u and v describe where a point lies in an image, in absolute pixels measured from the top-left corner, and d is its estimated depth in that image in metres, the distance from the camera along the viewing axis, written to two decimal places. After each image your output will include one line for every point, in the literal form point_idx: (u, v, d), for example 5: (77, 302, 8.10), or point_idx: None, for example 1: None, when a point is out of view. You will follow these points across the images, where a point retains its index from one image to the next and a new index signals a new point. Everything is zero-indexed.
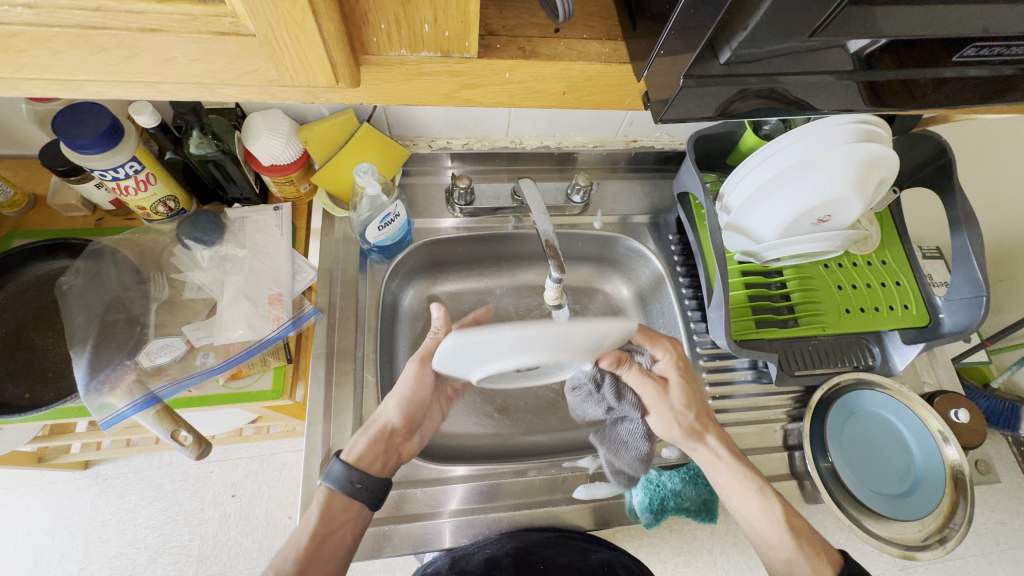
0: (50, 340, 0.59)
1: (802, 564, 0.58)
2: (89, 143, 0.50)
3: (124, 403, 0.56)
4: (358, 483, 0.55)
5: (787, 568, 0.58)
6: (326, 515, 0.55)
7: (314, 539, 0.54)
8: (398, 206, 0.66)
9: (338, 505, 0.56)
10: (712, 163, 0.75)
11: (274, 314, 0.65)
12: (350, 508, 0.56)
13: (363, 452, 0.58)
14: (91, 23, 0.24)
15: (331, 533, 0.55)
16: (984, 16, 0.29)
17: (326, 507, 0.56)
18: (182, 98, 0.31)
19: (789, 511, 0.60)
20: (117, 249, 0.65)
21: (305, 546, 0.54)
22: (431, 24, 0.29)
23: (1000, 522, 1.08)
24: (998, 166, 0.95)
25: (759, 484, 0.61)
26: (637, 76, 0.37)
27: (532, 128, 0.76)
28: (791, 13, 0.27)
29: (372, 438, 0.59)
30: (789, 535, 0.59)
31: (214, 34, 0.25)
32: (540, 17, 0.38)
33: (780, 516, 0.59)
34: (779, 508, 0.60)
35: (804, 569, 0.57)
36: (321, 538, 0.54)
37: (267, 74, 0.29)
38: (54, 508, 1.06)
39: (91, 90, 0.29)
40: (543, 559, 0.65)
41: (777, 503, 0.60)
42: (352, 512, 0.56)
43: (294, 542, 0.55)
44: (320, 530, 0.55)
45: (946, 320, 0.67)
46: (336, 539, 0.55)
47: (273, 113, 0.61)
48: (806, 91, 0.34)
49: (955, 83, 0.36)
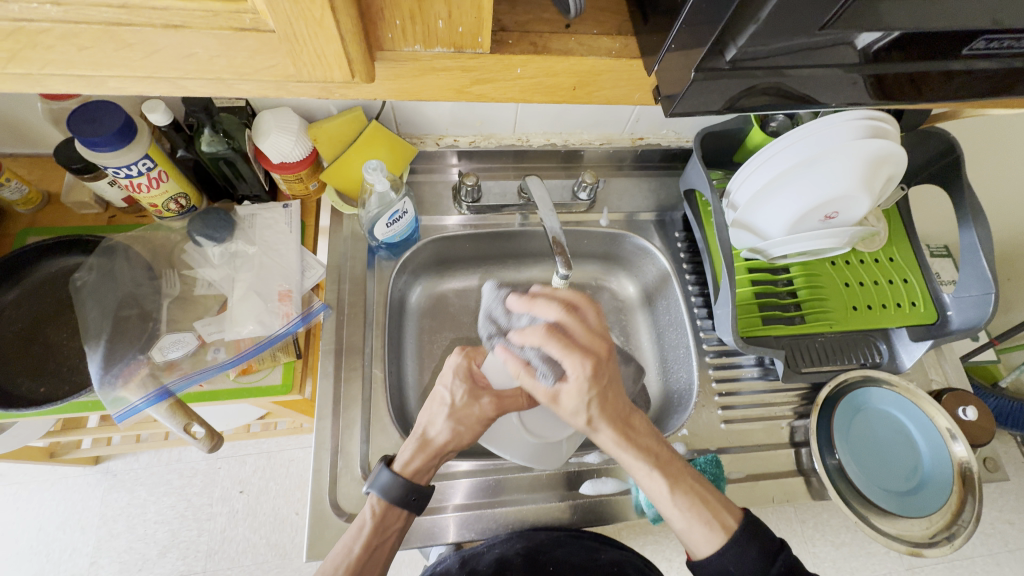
0: (65, 335, 0.60)
1: (692, 536, 0.52)
2: (102, 141, 0.50)
3: (137, 396, 0.57)
4: (413, 496, 0.55)
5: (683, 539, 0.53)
6: (379, 526, 0.55)
7: (367, 549, 0.54)
8: (405, 203, 0.67)
9: (392, 517, 0.56)
10: (719, 160, 0.75)
11: (283, 311, 0.65)
12: (403, 516, 0.56)
13: (418, 465, 0.57)
14: (116, 20, 0.24)
15: (383, 543, 0.55)
16: (995, 9, 0.29)
17: (380, 518, 0.55)
18: (200, 94, 0.32)
19: (681, 488, 0.53)
20: (130, 246, 0.66)
21: (357, 556, 0.53)
22: (445, 20, 0.30)
23: (1008, 522, 1.07)
24: (1007, 163, 0.94)
25: (653, 457, 0.54)
26: (648, 71, 0.38)
27: (538, 124, 0.76)
28: (804, 7, 0.27)
29: (430, 454, 0.58)
30: (676, 510, 0.53)
31: (235, 30, 0.26)
32: (551, 12, 0.38)
33: (669, 497, 0.53)
34: (670, 489, 0.53)
35: (694, 540, 0.52)
36: (373, 548, 0.54)
37: (285, 70, 0.30)
38: (65, 503, 1.07)
39: (112, 86, 0.30)
40: (554, 560, 0.63)
41: (670, 483, 0.53)
42: (403, 519, 0.57)
43: (344, 552, 0.54)
44: (373, 540, 0.54)
45: (955, 317, 0.66)
46: (386, 548, 0.55)
47: (283, 111, 0.62)
48: (813, 85, 0.34)
49: (965, 76, 0.36)
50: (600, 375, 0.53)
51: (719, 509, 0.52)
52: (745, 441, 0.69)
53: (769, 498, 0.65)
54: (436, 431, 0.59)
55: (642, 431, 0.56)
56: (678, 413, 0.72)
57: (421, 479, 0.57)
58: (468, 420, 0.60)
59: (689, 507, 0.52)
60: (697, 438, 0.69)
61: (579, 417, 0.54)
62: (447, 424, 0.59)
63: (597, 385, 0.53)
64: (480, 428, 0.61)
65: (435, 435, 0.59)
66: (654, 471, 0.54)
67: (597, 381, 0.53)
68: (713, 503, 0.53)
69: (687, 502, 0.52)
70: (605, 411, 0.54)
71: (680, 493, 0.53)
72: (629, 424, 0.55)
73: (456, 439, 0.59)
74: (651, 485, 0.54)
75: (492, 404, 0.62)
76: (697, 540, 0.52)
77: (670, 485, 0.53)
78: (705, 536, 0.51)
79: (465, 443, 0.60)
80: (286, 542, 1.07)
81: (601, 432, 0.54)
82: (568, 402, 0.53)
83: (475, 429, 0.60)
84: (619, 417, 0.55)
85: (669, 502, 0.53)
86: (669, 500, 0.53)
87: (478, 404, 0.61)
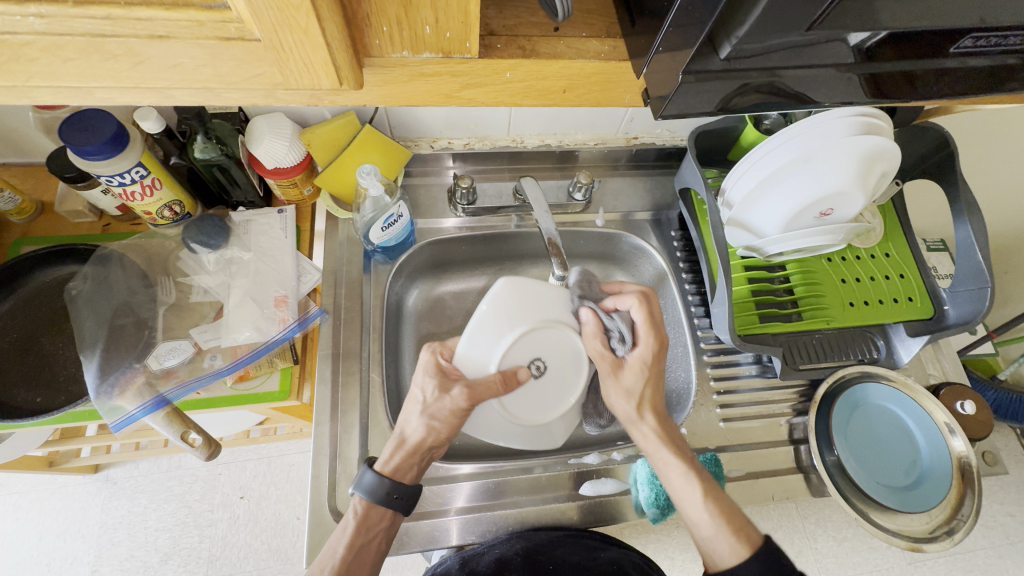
0: (61, 344, 0.60)
1: (717, 547, 0.52)
2: (95, 150, 0.50)
3: (134, 405, 0.57)
4: (395, 494, 0.55)
5: (707, 552, 0.54)
6: (362, 526, 0.55)
7: (352, 549, 0.54)
8: (401, 206, 0.66)
9: (375, 515, 0.56)
10: (713, 158, 0.75)
11: (280, 316, 0.65)
12: (386, 515, 0.56)
13: (399, 463, 0.57)
14: (100, 31, 0.24)
15: (369, 542, 0.55)
16: (981, 7, 0.29)
17: (362, 518, 0.55)
18: (189, 103, 0.32)
19: (713, 494, 0.56)
20: (125, 254, 0.65)
21: (342, 558, 0.53)
22: (432, 25, 0.30)
23: (1009, 515, 1.07)
24: (1002, 157, 0.94)
25: (689, 460, 0.58)
26: (636, 73, 0.38)
27: (532, 126, 0.76)
28: (789, 8, 0.27)
29: (408, 452, 0.58)
30: (707, 516, 0.54)
31: (220, 39, 0.26)
32: (539, 15, 0.38)
33: (699, 501, 0.55)
34: (701, 493, 0.56)
35: (719, 552, 0.52)
36: (358, 549, 0.54)
37: (272, 78, 0.30)
38: (65, 512, 1.07)
39: (100, 96, 0.29)
40: (554, 559, 0.61)
41: (702, 487, 0.56)
42: (388, 519, 0.56)
43: (329, 554, 0.54)
44: (357, 541, 0.54)
45: (951, 312, 0.66)
46: (371, 549, 0.55)
47: (276, 116, 0.62)
48: (805, 83, 0.35)
49: (956, 73, 0.36)
50: (660, 357, 0.64)
51: (745, 523, 0.54)
52: (744, 439, 0.69)
53: (768, 496, 0.65)
54: (412, 430, 0.58)
55: (676, 432, 0.62)
56: (676, 411, 0.72)
57: (403, 478, 0.57)
58: (443, 415, 0.58)
59: (719, 514, 0.54)
60: (696, 436, 0.69)
61: (632, 399, 0.61)
62: (421, 422, 0.58)
63: (655, 367, 0.63)
64: (458, 419, 0.58)
65: (410, 433, 0.58)
66: (688, 472, 0.57)
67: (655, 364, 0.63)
68: (740, 518, 0.54)
69: (717, 509, 0.55)
70: (653, 403, 0.62)
71: (712, 498, 0.55)
72: (669, 427, 0.61)
73: (434, 435, 0.58)
74: (682, 488, 0.57)
75: (463, 394, 0.58)
76: (722, 551, 0.52)
77: (703, 490, 0.56)
78: (730, 545, 0.52)
79: (445, 437, 0.58)
80: (287, 547, 1.07)
81: (645, 422, 0.61)
82: (630, 373, 0.62)
83: (453, 422, 0.58)
84: (662, 411, 0.62)
85: (699, 505, 0.55)
86: (700, 503, 0.55)
87: (450, 396, 0.58)
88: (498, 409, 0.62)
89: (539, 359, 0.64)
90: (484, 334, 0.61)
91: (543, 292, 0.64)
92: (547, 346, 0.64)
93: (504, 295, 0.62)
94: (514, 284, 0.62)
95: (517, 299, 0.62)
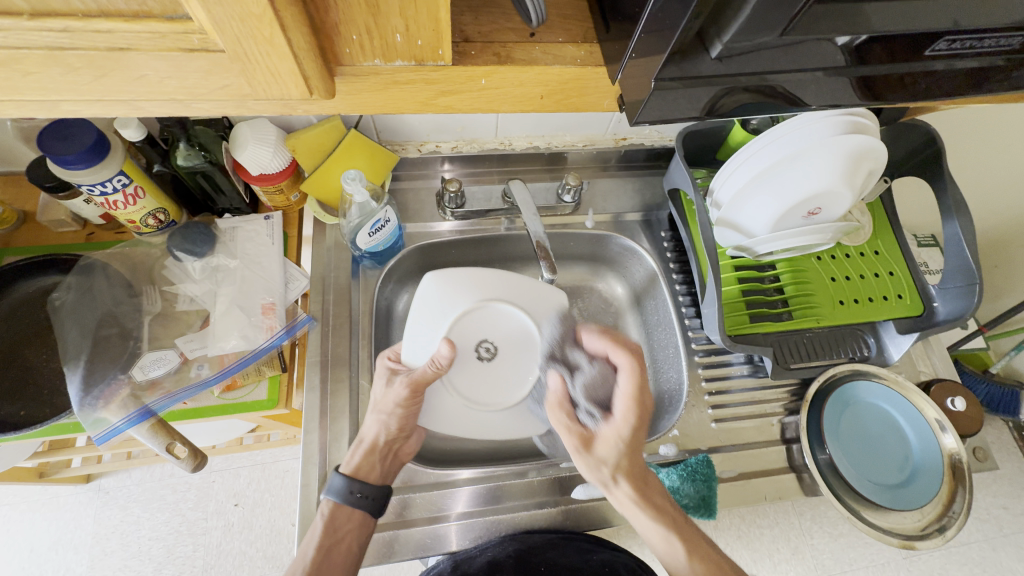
0: (44, 357, 0.59)
1: None
2: (75, 159, 0.50)
3: (118, 417, 0.57)
4: (357, 493, 0.56)
5: None
6: (329, 527, 0.56)
7: (320, 551, 0.55)
8: (388, 211, 0.66)
9: (343, 516, 0.56)
10: (702, 158, 0.75)
11: (267, 324, 0.64)
12: (353, 517, 0.56)
13: (361, 462, 0.58)
14: (59, 44, 0.24)
15: (337, 543, 0.55)
16: (951, 11, 0.30)
17: (330, 519, 0.56)
18: (160, 114, 0.31)
19: (698, 545, 0.56)
20: (109, 263, 0.65)
21: (311, 559, 0.55)
22: (403, 33, 0.30)
23: (1002, 507, 1.07)
24: (988, 153, 0.95)
25: (669, 515, 0.57)
26: (612, 79, 0.37)
27: (520, 128, 0.76)
28: (763, 8, 0.27)
29: (367, 450, 0.59)
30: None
31: (184, 50, 0.25)
32: (516, 21, 0.38)
33: (685, 562, 0.55)
34: (684, 553, 0.55)
35: None
36: (327, 550, 0.54)
37: (241, 88, 0.29)
38: (57, 524, 1.06)
39: (67, 109, 0.29)
40: (545, 560, 0.62)
41: (684, 546, 0.56)
42: (356, 521, 0.56)
43: (301, 557, 0.55)
44: (325, 542, 0.55)
45: (940, 309, 0.66)
46: (342, 549, 0.54)
47: (259, 122, 0.61)
48: (787, 85, 0.34)
49: (934, 74, 0.35)
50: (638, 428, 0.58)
51: None
52: (736, 440, 0.69)
53: (761, 496, 0.65)
54: (369, 429, 0.59)
55: (656, 493, 0.58)
56: (669, 412, 0.72)
57: (367, 477, 0.58)
58: (389, 408, 0.59)
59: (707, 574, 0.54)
60: (689, 438, 0.69)
61: (605, 468, 0.57)
62: (373, 419, 0.59)
63: (632, 438, 0.58)
64: (407, 409, 0.59)
65: (367, 433, 0.59)
66: (670, 534, 0.56)
67: (632, 436, 0.58)
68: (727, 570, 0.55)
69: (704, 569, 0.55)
70: (633, 472, 0.57)
71: (697, 557, 0.55)
72: (645, 484, 0.58)
73: (389, 426, 0.59)
74: (668, 550, 0.56)
75: (405, 383, 0.59)
76: None
77: (687, 550, 0.55)
78: None
79: (398, 426, 0.60)
80: (283, 554, 1.07)
81: (620, 489, 0.56)
82: (603, 446, 0.58)
83: (404, 410, 0.59)
84: (642, 480, 0.57)
85: (683, 565, 0.55)
86: (686, 563, 0.55)
87: (393, 387, 0.59)
88: (458, 400, 0.63)
89: (484, 341, 0.65)
90: (422, 322, 0.63)
91: (478, 275, 0.66)
92: (488, 326, 0.65)
93: (433, 286, 0.64)
94: (438, 275, 0.65)
95: (449, 285, 0.65)
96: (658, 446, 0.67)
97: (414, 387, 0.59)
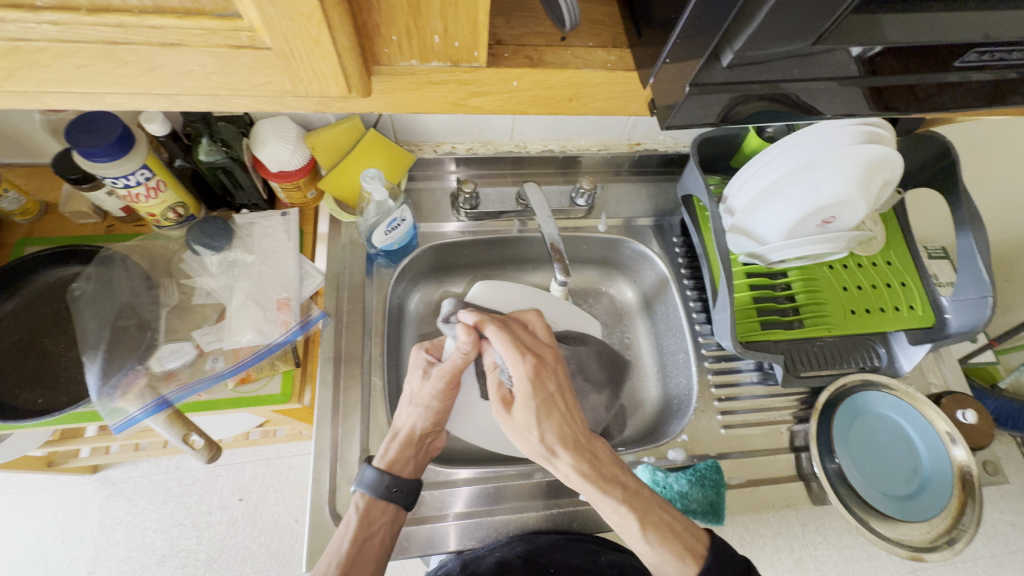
0: (63, 345, 0.60)
1: (667, 568, 0.52)
2: (102, 152, 0.51)
3: (135, 407, 0.57)
4: (395, 488, 0.57)
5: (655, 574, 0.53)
6: (364, 520, 0.56)
7: (356, 544, 0.55)
8: (403, 211, 0.67)
9: (377, 510, 0.56)
10: (716, 165, 0.75)
11: (282, 319, 0.65)
12: (389, 510, 0.57)
13: (396, 456, 0.59)
14: (113, 39, 0.25)
15: (370, 537, 0.56)
16: (984, 22, 0.30)
17: (364, 513, 0.56)
18: (198, 110, 0.32)
19: (647, 506, 0.56)
20: (128, 256, 0.66)
21: (346, 553, 0.55)
22: (441, 35, 0.30)
23: (1009, 524, 1.06)
24: (1003, 166, 0.95)
25: (613, 474, 0.56)
26: (642, 84, 0.38)
27: (535, 131, 0.77)
28: (794, 20, 0.28)
29: (402, 443, 0.60)
30: (649, 544, 0.53)
31: (232, 47, 0.26)
32: (547, 25, 0.38)
33: (639, 528, 0.54)
34: (636, 520, 0.54)
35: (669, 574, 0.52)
36: (361, 543, 0.55)
37: (282, 85, 0.30)
38: (63, 513, 1.07)
39: (109, 102, 0.30)
40: (554, 562, 0.61)
41: (635, 513, 0.54)
42: (390, 514, 0.57)
43: (334, 550, 0.56)
44: (359, 534, 0.55)
45: (952, 320, 0.66)
46: (375, 543, 0.55)
47: (281, 120, 0.62)
48: (812, 94, 0.35)
49: (959, 86, 0.36)
50: (539, 377, 0.59)
51: (688, 538, 0.54)
52: (744, 446, 0.69)
53: (769, 503, 0.65)
54: (404, 421, 0.61)
55: (604, 459, 0.57)
56: (677, 418, 0.72)
57: (401, 471, 0.59)
58: (425, 401, 0.62)
59: (661, 541, 0.53)
60: (697, 443, 0.68)
61: (534, 438, 0.56)
62: (410, 411, 0.61)
63: (540, 391, 0.58)
64: (441, 402, 0.62)
65: (401, 425, 0.61)
66: (622, 506, 0.54)
67: (540, 385, 0.58)
68: (681, 532, 0.55)
69: (657, 537, 0.53)
70: (557, 423, 0.57)
71: (650, 529, 0.54)
72: (584, 449, 0.57)
73: (425, 420, 0.61)
74: (621, 519, 0.55)
75: (441, 376, 0.62)
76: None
77: (641, 522, 0.54)
78: (682, 568, 0.52)
79: (433, 420, 0.62)
80: (286, 550, 1.07)
81: (561, 459, 0.56)
82: (519, 412, 0.57)
83: (440, 403, 0.62)
84: (578, 445, 0.57)
85: (638, 536, 0.54)
86: (638, 534, 0.54)
87: (431, 380, 0.62)
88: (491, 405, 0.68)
89: None
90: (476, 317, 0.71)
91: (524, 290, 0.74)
92: None
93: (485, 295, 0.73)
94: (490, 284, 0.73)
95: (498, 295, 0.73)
96: (666, 451, 0.68)
97: (452, 379, 0.62)
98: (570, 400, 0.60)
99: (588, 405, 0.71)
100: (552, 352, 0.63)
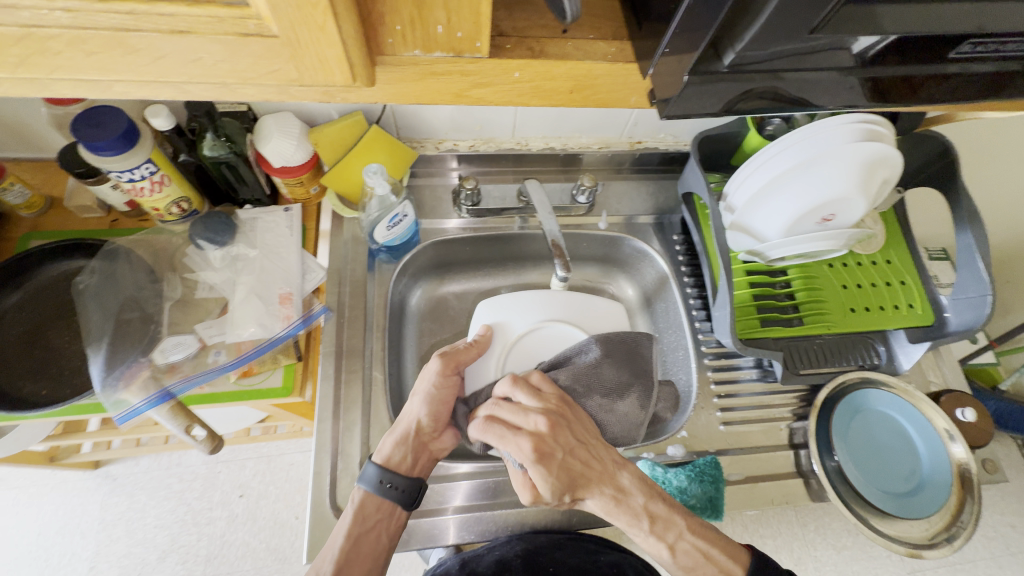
0: (67, 338, 0.60)
1: None
2: (106, 145, 0.51)
3: (138, 399, 0.58)
4: (387, 483, 0.57)
5: None
6: (360, 515, 0.57)
7: (350, 540, 0.56)
8: (405, 206, 0.67)
9: (372, 506, 0.57)
10: (717, 163, 0.76)
11: (284, 313, 0.65)
12: (383, 507, 0.57)
13: (392, 452, 0.59)
14: (124, 26, 0.25)
15: (365, 532, 0.56)
16: (982, 16, 0.30)
17: (359, 508, 0.57)
18: (204, 99, 0.32)
19: (673, 529, 0.58)
20: (132, 249, 0.66)
21: (341, 549, 0.55)
22: (445, 25, 0.31)
23: (1010, 525, 1.06)
24: (1002, 166, 0.95)
25: (637, 505, 0.58)
26: (642, 75, 0.38)
27: (537, 129, 0.78)
28: (793, 12, 0.28)
29: (398, 440, 0.60)
30: (682, 568, 0.57)
31: (239, 35, 0.27)
32: (548, 19, 0.39)
33: (668, 554, 0.57)
34: (666, 547, 0.57)
35: None
36: (355, 539, 0.56)
37: (288, 74, 0.30)
38: (64, 508, 1.07)
39: (118, 90, 0.30)
40: (554, 561, 0.63)
41: (662, 539, 0.57)
42: (385, 511, 0.57)
43: (329, 546, 0.56)
44: (354, 530, 0.56)
45: (952, 319, 0.66)
46: (370, 538, 0.56)
47: (284, 116, 0.63)
48: (811, 89, 0.35)
49: (957, 78, 0.36)
50: (544, 454, 0.56)
51: (724, 560, 0.57)
52: (744, 443, 0.69)
53: (769, 500, 0.65)
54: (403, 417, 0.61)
55: (630, 490, 0.58)
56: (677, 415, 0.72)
57: (398, 468, 0.59)
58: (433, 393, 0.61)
59: (692, 565, 0.57)
60: (696, 440, 0.69)
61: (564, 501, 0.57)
62: (414, 411, 0.61)
63: (552, 464, 0.56)
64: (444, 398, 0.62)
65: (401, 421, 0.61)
66: (650, 533, 0.57)
67: (548, 458, 0.56)
68: (716, 556, 0.57)
69: (689, 560, 0.57)
70: (579, 475, 0.57)
71: (681, 553, 0.57)
72: (609, 490, 0.58)
73: (425, 408, 0.61)
74: (652, 546, 0.58)
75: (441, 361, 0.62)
76: None
77: (670, 548, 0.57)
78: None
79: (436, 415, 0.61)
80: (286, 547, 1.07)
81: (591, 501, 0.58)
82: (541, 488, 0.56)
83: (439, 387, 0.62)
84: (602, 486, 0.58)
85: (669, 561, 0.57)
86: (667, 557, 0.57)
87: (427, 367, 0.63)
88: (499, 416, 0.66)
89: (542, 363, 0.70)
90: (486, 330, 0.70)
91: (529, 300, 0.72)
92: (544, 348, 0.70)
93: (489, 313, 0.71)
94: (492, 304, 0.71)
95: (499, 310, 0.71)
96: (666, 447, 0.68)
97: (449, 362, 0.62)
98: (584, 452, 0.58)
99: (616, 415, 0.63)
100: (550, 415, 0.58)
